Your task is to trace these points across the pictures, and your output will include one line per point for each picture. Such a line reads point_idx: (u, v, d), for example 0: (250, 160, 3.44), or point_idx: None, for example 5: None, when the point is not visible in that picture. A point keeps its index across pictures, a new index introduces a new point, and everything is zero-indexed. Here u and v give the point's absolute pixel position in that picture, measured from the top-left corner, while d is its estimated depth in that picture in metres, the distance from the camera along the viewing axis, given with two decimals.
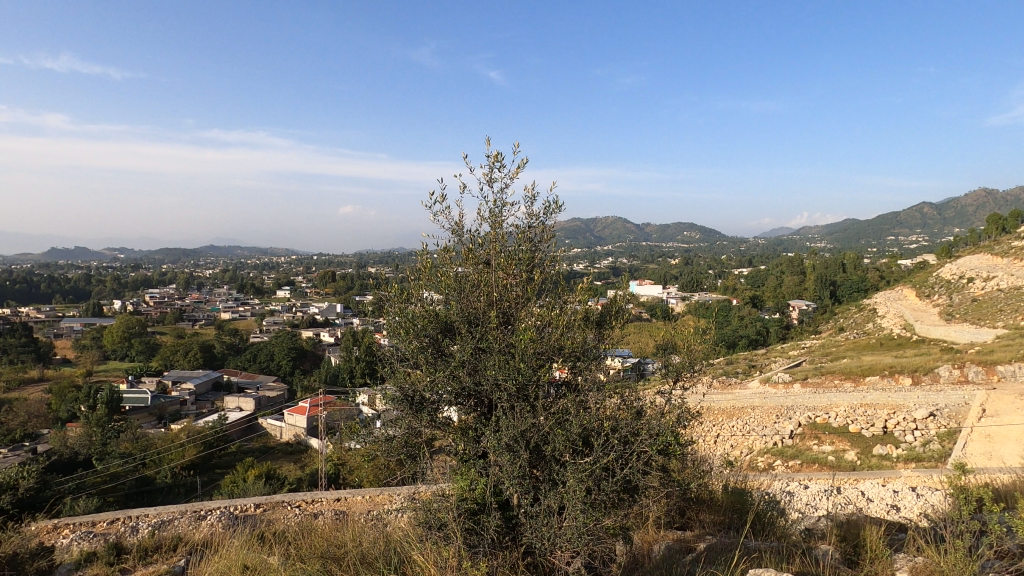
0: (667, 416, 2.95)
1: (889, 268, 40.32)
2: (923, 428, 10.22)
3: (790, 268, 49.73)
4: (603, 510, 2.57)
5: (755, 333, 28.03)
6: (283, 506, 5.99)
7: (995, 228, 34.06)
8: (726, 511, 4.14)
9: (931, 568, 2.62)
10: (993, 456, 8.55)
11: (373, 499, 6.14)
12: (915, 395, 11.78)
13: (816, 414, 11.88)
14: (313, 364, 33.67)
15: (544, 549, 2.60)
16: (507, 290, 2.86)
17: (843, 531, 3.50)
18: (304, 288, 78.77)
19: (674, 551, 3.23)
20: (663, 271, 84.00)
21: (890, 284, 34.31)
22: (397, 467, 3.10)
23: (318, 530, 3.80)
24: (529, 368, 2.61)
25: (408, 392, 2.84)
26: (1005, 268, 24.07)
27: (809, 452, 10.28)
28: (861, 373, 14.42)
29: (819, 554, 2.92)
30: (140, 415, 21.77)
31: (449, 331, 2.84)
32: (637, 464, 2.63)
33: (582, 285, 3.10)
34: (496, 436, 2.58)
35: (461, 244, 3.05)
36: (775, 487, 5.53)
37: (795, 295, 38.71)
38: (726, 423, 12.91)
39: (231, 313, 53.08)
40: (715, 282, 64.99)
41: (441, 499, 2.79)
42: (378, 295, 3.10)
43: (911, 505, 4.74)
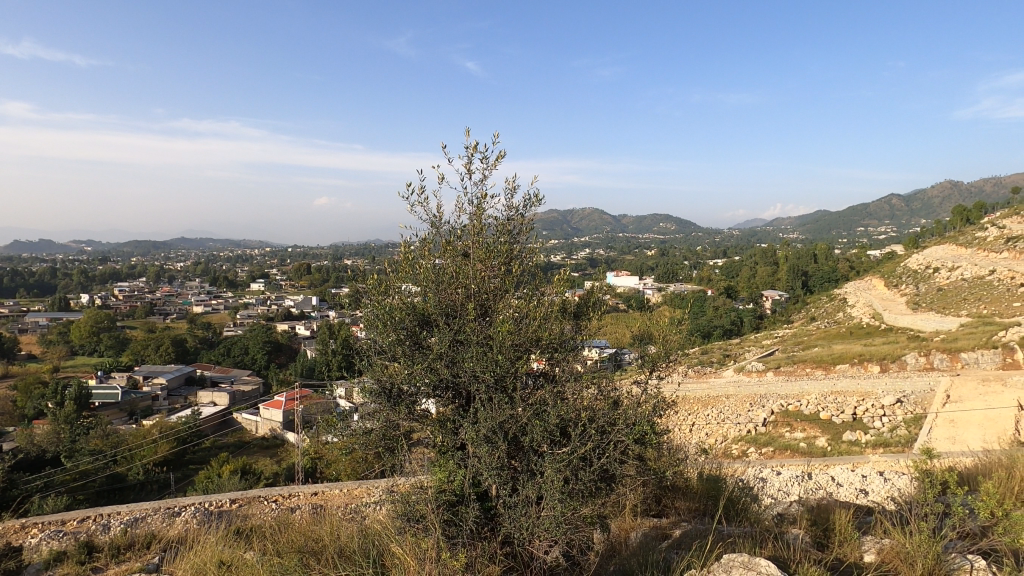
0: (642, 406, 2.98)
1: (859, 258, 41.23)
2: (890, 414, 10.52)
3: (763, 260, 50.46)
4: (581, 500, 2.60)
5: (730, 324, 28.49)
6: (259, 501, 5.92)
7: (960, 219, 35.00)
8: (701, 498, 4.21)
9: (898, 549, 2.69)
10: (956, 440, 8.82)
11: (350, 492, 6.09)
12: (884, 383, 12.11)
13: (789, 402, 12.13)
14: (288, 357, 33.29)
15: (522, 539, 2.62)
16: (486, 281, 2.86)
17: (813, 515, 3.59)
18: (279, 281, 77.72)
19: (650, 539, 3.28)
20: (639, 262, 84.78)
21: (859, 275, 35.11)
22: (375, 460, 3.08)
23: (295, 525, 3.76)
24: (507, 360, 2.63)
25: (386, 385, 2.82)
26: (969, 258, 24.76)
27: (782, 439, 10.50)
28: (831, 362, 14.74)
29: (791, 538, 2.98)
30: (110, 411, 21.31)
31: (427, 324, 2.83)
32: (614, 453, 2.66)
33: (560, 276, 3.12)
34: (474, 428, 2.58)
35: (439, 237, 3.03)
36: (748, 474, 5.63)
37: (768, 286, 39.36)
38: (701, 412, 13.12)
39: (205, 307, 52.19)
40: (690, 273, 65.77)
41: (419, 491, 2.82)
42: (356, 288, 3.07)
43: (879, 490, 4.86)
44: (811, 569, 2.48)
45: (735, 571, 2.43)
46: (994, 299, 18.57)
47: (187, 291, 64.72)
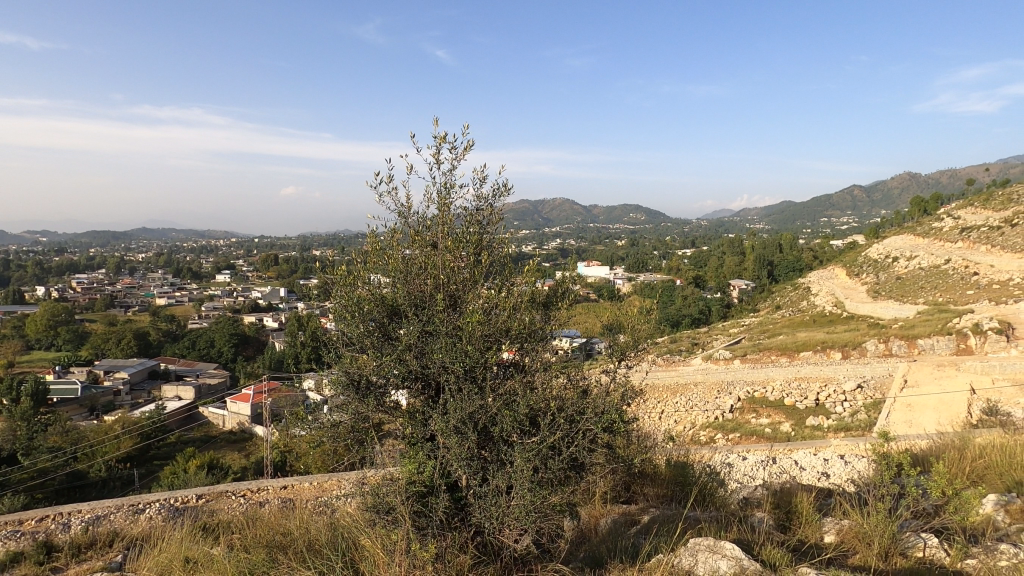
0: (612, 394, 3.02)
1: (822, 248, 42.35)
2: (851, 399, 10.87)
3: (730, 250, 51.33)
4: (549, 489, 2.62)
5: (698, 313, 28.96)
6: (227, 496, 5.82)
7: (918, 210, 36.12)
8: (669, 484, 4.28)
9: (856, 530, 2.79)
10: (913, 424, 9.14)
11: (321, 485, 6.04)
12: (845, 369, 12.49)
13: (755, 389, 12.43)
14: (257, 350, 32.78)
15: (492, 529, 2.63)
16: (455, 273, 2.85)
17: (777, 499, 3.68)
18: (246, 272, 76.25)
19: (619, 525, 3.34)
20: (610, 252, 85.51)
21: (822, 264, 36.04)
22: (344, 453, 3.06)
23: (264, 518, 3.72)
24: (477, 351, 2.62)
25: (355, 376, 2.78)
26: (926, 248, 25.63)
27: (748, 425, 10.74)
28: (796, 349, 15.12)
29: (755, 521, 3.06)
30: (69, 407, 20.68)
31: (395, 315, 2.80)
32: (583, 442, 2.69)
33: (530, 267, 3.13)
34: (444, 419, 2.57)
35: (409, 228, 2.99)
36: (715, 460, 5.75)
37: (735, 275, 40.10)
38: (670, 400, 13.34)
39: (168, 299, 50.94)
40: (660, 262, 66.62)
41: (389, 483, 2.80)
42: (323, 277, 3.01)
43: (839, 472, 5.03)
44: (774, 551, 2.55)
45: (701, 555, 2.49)
46: (949, 288, 19.25)
47: (149, 283, 63.07)
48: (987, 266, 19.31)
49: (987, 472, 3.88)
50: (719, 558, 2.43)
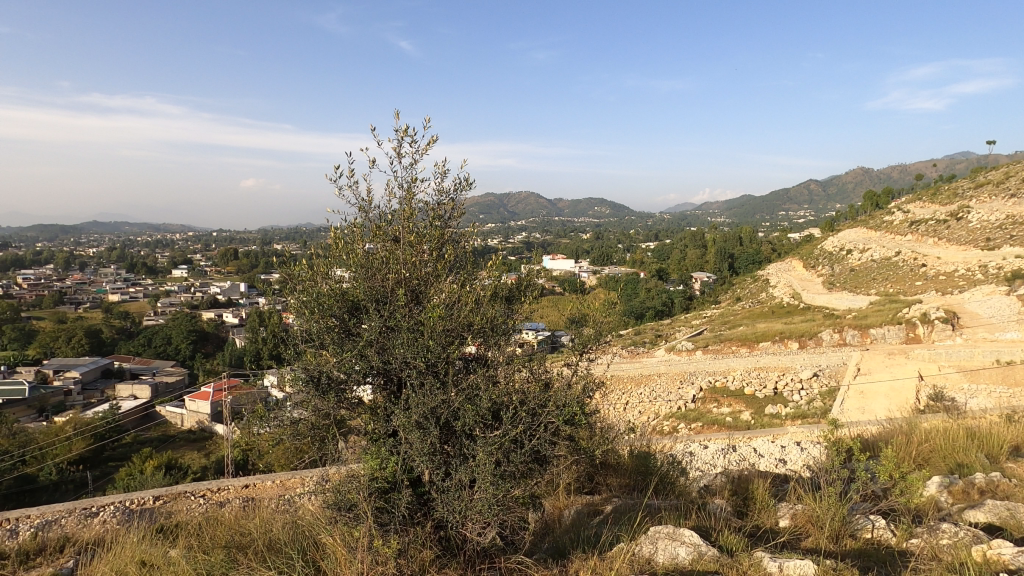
0: (574, 386, 3.05)
1: (780, 241, 43.51)
2: (807, 387, 11.23)
3: (693, 243, 52.26)
4: (512, 481, 2.64)
5: (661, 305, 29.43)
6: (186, 497, 5.67)
7: (871, 204, 37.37)
8: (631, 473, 4.35)
9: (809, 514, 2.88)
10: (866, 410, 9.51)
11: (284, 483, 5.94)
12: (802, 358, 12.87)
13: (716, 378, 12.72)
14: (216, 347, 32.04)
15: (456, 523, 2.63)
16: (417, 268, 2.82)
17: (735, 486, 3.79)
18: (203, 267, 74.17)
19: (583, 515, 3.38)
20: (575, 245, 86.21)
21: (780, 257, 37.06)
22: (305, 450, 3.01)
23: (224, 518, 3.65)
24: (439, 345, 2.60)
25: (314, 373, 2.73)
26: (877, 241, 26.57)
27: (710, 415, 10.98)
28: (755, 339, 15.52)
29: (713, 508, 3.14)
30: (16, 409, 19.81)
31: (356, 311, 2.76)
32: (545, 434, 2.71)
33: (493, 261, 3.14)
34: (406, 415, 2.56)
35: (370, 222, 2.96)
36: (677, 449, 5.86)
37: (697, 267, 40.87)
38: (634, 391, 13.53)
39: (122, 295, 49.27)
40: (624, 255, 67.46)
41: (351, 479, 2.77)
42: (281, 272, 2.95)
43: (796, 459, 5.18)
44: (731, 537, 2.62)
45: (661, 542, 2.54)
46: (898, 279, 20.01)
47: (101, 279, 60.84)
48: (935, 258, 20.14)
49: (932, 455, 4.06)
50: (678, 545, 2.49)
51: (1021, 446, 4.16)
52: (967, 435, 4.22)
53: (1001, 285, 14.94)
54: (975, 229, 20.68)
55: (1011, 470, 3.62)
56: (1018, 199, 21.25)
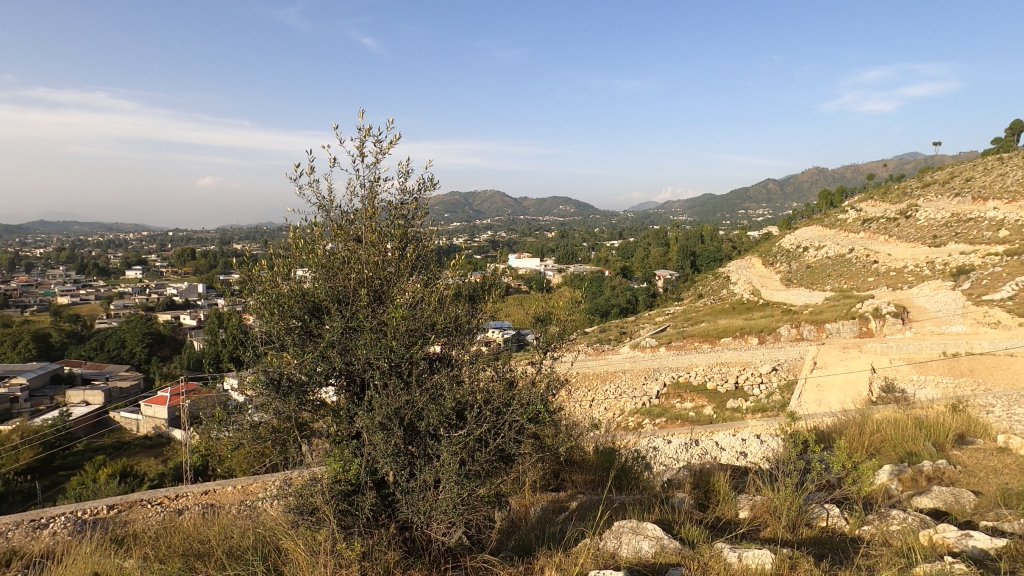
0: (538, 385, 3.07)
1: (739, 238, 44.58)
2: (767, 381, 11.54)
3: (655, 242, 53.06)
4: (477, 481, 2.64)
5: (626, 302, 29.81)
6: (141, 505, 5.49)
7: (825, 203, 38.60)
8: (596, 470, 4.39)
9: (767, 505, 2.96)
10: (822, 402, 9.81)
11: (245, 489, 5.80)
12: (761, 353, 13.20)
13: (679, 374, 12.95)
14: (173, 350, 31.14)
15: (421, 523, 2.61)
16: (380, 268, 2.80)
17: (697, 479, 3.87)
18: (158, 267, 71.86)
19: (548, 512, 3.40)
20: (540, 244, 86.50)
21: (740, 254, 37.96)
22: (267, 453, 2.95)
23: (182, 526, 3.55)
24: (402, 346, 2.58)
25: (275, 376, 2.67)
26: (832, 238, 27.46)
27: (674, 410, 11.18)
28: (716, 335, 15.86)
29: (676, 502, 3.20)
30: None
31: (317, 312, 2.72)
32: (510, 433, 2.72)
33: (457, 261, 3.15)
34: (369, 416, 2.53)
35: (332, 223, 2.94)
36: (642, 444, 5.94)
37: (660, 265, 41.49)
38: (599, 387, 13.66)
39: (72, 297, 47.43)
40: (589, 254, 68.06)
41: (312, 483, 2.72)
42: (240, 273, 2.87)
43: (756, 451, 5.31)
44: (692, 529, 2.68)
45: (624, 537, 2.58)
46: (852, 275, 20.71)
47: (49, 280, 58.41)
48: (886, 255, 20.91)
49: (883, 445, 4.22)
50: (641, 539, 2.53)
51: (964, 435, 4.36)
52: (916, 425, 4.39)
53: (947, 280, 15.61)
54: (923, 227, 21.55)
55: (955, 457, 3.80)
56: (962, 198, 22.22)
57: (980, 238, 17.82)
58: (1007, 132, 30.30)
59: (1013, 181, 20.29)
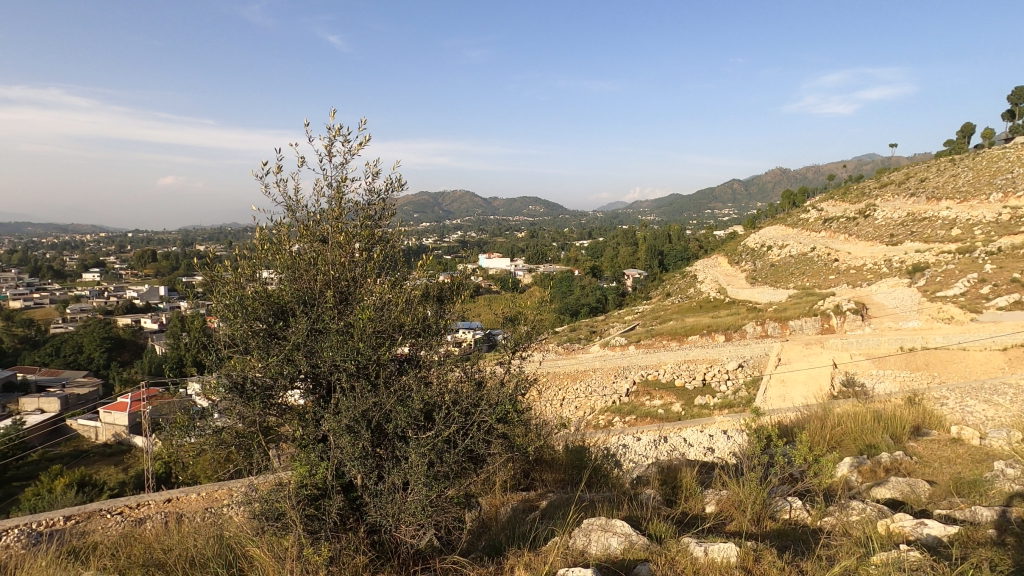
0: (506, 385, 3.07)
1: (705, 237, 45.38)
2: (733, 377, 11.78)
3: (624, 241, 53.65)
4: (446, 482, 2.63)
5: (596, 301, 30.06)
6: (101, 515, 5.31)
7: (788, 203, 39.54)
8: (566, 468, 4.42)
9: (733, 499, 3.01)
10: (786, 397, 10.06)
11: (210, 495, 5.67)
12: (728, 350, 13.46)
13: (648, 372, 13.12)
14: (134, 354, 30.24)
15: (389, 527, 2.58)
16: (347, 269, 2.78)
17: (665, 475, 3.92)
18: (117, 270, 69.73)
19: (519, 512, 3.41)
20: (510, 244, 86.52)
21: (706, 253, 38.64)
22: (231, 460, 2.89)
23: (143, 536, 3.46)
24: (370, 348, 2.55)
25: (238, 380, 2.61)
26: (794, 237, 28.16)
27: (643, 407, 11.31)
28: (684, 334, 16.10)
29: (645, 498, 3.24)
30: None
31: (282, 314, 2.68)
32: (478, 433, 2.72)
33: (425, 261, 3.14)
34: (335, 419, 2.50)
35: (298, 223, 2.89)
36: (612, 442, 5.99)
37: (629, 265, 41.92)
38: (569, 386, 13.74)
39: (25, 301, 45.62)
40: (559, 254, 68.38)
41: (278, 488, 2.67)
42: (202, 274, 2.80)
43: (723, 447, 5.41)
44: (660, 525, 2.72)
45: (594, 534, 2.60)
46: (814, 273, 21.27)
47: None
48: (846, 254, 21.53)
49: (844, 438, 4.34)
50: (611, 536, 2.55)
51: (920, 426, 4.52)
52: (874, 418, 4.54)
53: (903, 277, 16.15)
54: (881, 226, 22.25)
55: (912, 448, 3.94)
56: (917, 198, 23.01)
57: (934, 236, 18.48)
58: (957, 134, 31.51)
59: (964, 182, 21.10)
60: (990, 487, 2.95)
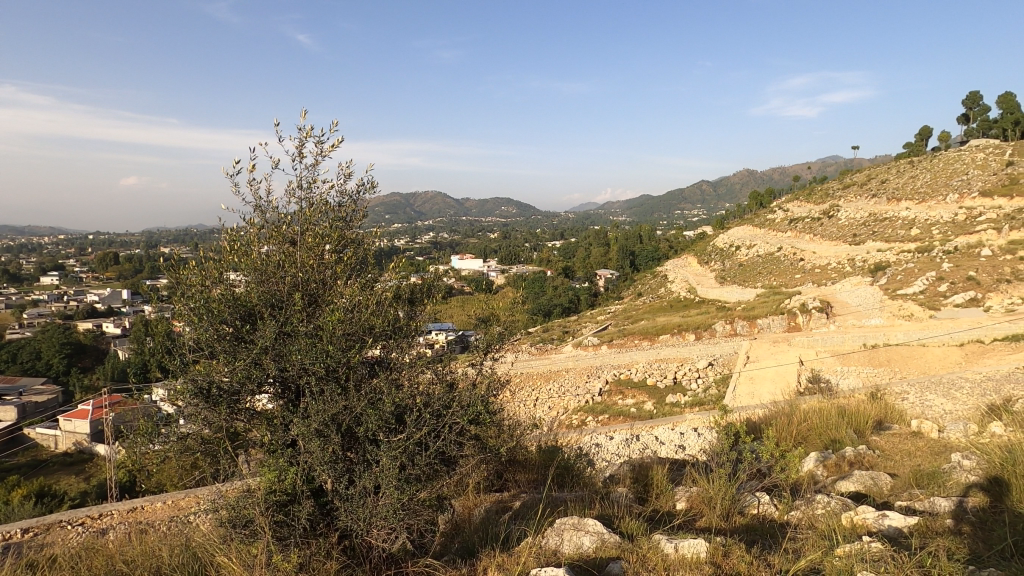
0: (478, 387, 3.07)
1: (675, 237, 46.02)
2: (703, 375, 11.96)
3: (596, 242, 54.12)
4: (417, 485, 2.61)
5: (568, 302, 30.22)
6: (60, 527, 5.13)
7: (756, 204, 40.31)
8: (539, 468, 4.43)
9: (703, 496, 3.06)
10: (754, 395, 10.25)
11: (176, 503, 5.53)
12: (698, 349, 13.66)
13: (620, 371, 13.24)
14: (96, 361, 29.39)
15: (360, 531, 2.56)
16: (317, 271, 2.75)
17: (637, 474, 3.96)
18: (77, 273, 67.76)
19: (492, 513, 3.40)
20: (482, 245, 86.44)
21: (676, 253, 39.17)
22: (196, 467, 2.82)
23: (104, 547, 3.35)
24: (340, 351, 2.52)
25: (203, 385, 2.54)
26: (761, 237, 28.75)
27: (616, 407, 11.40)
28: (656, 333, 16.29)
29: (617, 496, 3.26)
30: None
31: (250, 317, 2.64)
32: (450, 435, 2.72)
33: (397, 264, 3.13)
34: (305, 423, 2.46)
35: (267, 224, 2.86)
36: (584, 441, 6.03)
37: (601, 265, 42.27)
38: (542, 387, 13.77)
39: None
40: (531, 254, 68.57)
41: (245, 494, 2.63)
42: (167, 276, 2.73)
43: (693, 444, 5.49)
44: (631, 523, 2.74)
45: (566, 534, 2.60)
46: (780, 272, 21.74)
47: None
48: (811, 253, 22.06)
49: (810, 433, 4.44)
50: (583, 535, 2.57)
51: (882, 421, 4.66)
52: (839, 413, 4.65)
53: (866, 276, 16.60)
54: (844, 226, 22.84)
55: (874, 443, 4.05)
56: (878, 199, 23.71)
57: (894, 236, 19.05)
58: (916, 137, 32.54)
59: (923, 184, 21.80)
60: (947, 479, 3.05)
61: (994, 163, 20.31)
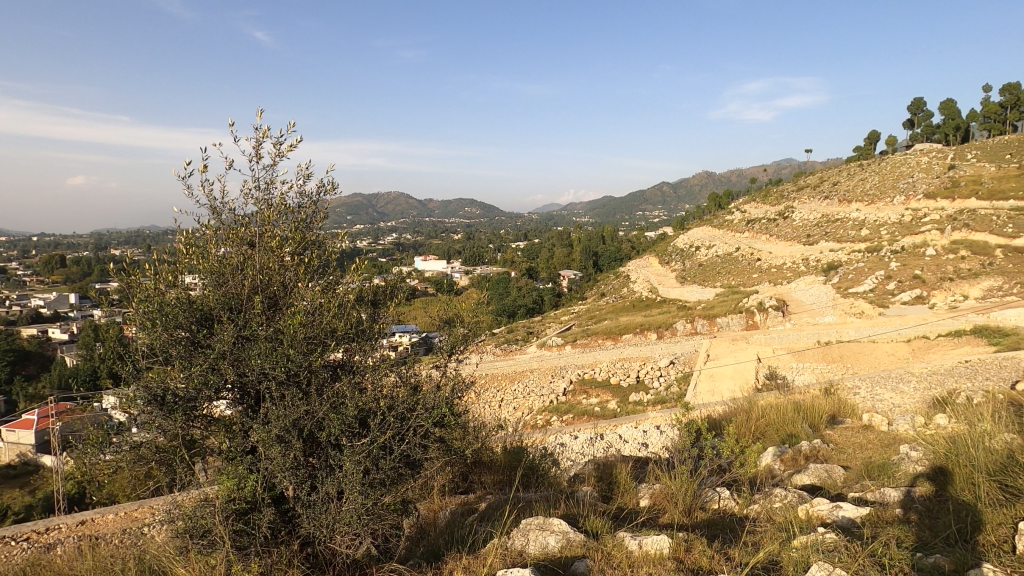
0: (442, 389, 3.06)
1: (637, 237, 46.71)
2: (665, 374, 12.15)
3: (560, 242, 54.57)
4: (381, 489, 2.59)
5: (532, 302, 30.33)
6: (3, 543, 4.88)
7: (715, 205, 41.16)
8: (504, 469, 4.42)
9: (666, 493, 3.11)
10: (714, 392, 10.46)
11: (130, 515, 5.34)
12: (660, 348, 13.88)
13: (584, 371, 13.34)
14: (42, 367, 28.12)
15: (322, 538, 2.52)
16: (276, 274, 2.69)
17: (601, 472, 4.00)
18: (21, 276, 64.77)
19: (458, 515, 3.39)
20: (445, 245, 86.10)
21: (638, 254, 39.74)
22: (150, 476, 2.72)
23: (50, 562, 3.21)
24: (300, 354, 2.47)
25: (157, 392, 2.45)
26: (720, 238, 29.43)
27: (580, 406, 11.48)
28: (618, 332, 16.49)
29: (581, 495, 3.30)
30: None
31: (207, 321, 2.56)
32: (414, 438, 2.70)
33: (359, 266, 3.09)
34: (264, 429, 2.41)
35: (225, 225, 2.77)
36: (549, 441, 6.05)
37: (564, 265, 42.58)
38: (507, 387, 13.78)
39: None
40: (495, 255, 68.65)
41: (203, 503, 2.55)
42: (118, 279, 2.63)
43: (656, 441, 5.58)
44: (596, 521, 2.77)
45: (531, 534, 2.61)
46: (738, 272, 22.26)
47: None
48: (767, 253, 22.66)
49: (767, 428, 4.56)
50: (548, 535, 2.58)
51: (836, 416, 4.81)
52: (795, 409, 4.78)
53: (819, 275, 17.14)
54: (798, 227, 23.53)
55: (828, 436, 4.19)
56: (831, 200, 24.52)
57: (846, 237, 19.72)
58: (866, 140, 33.76)
59: (872, 186, 22.64)
60: (897, 470, 3.17)
61: (938, 166, 21.23)
